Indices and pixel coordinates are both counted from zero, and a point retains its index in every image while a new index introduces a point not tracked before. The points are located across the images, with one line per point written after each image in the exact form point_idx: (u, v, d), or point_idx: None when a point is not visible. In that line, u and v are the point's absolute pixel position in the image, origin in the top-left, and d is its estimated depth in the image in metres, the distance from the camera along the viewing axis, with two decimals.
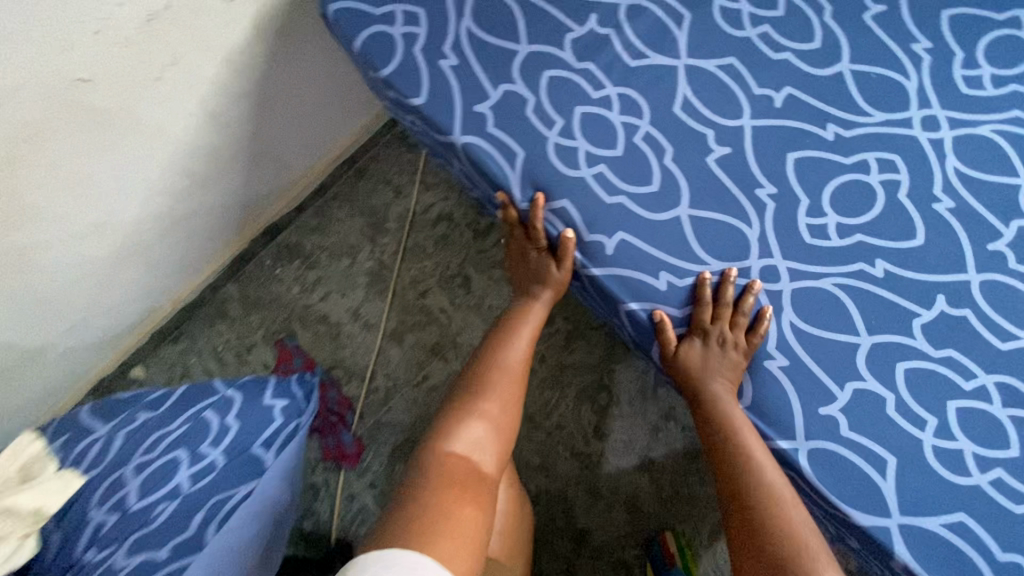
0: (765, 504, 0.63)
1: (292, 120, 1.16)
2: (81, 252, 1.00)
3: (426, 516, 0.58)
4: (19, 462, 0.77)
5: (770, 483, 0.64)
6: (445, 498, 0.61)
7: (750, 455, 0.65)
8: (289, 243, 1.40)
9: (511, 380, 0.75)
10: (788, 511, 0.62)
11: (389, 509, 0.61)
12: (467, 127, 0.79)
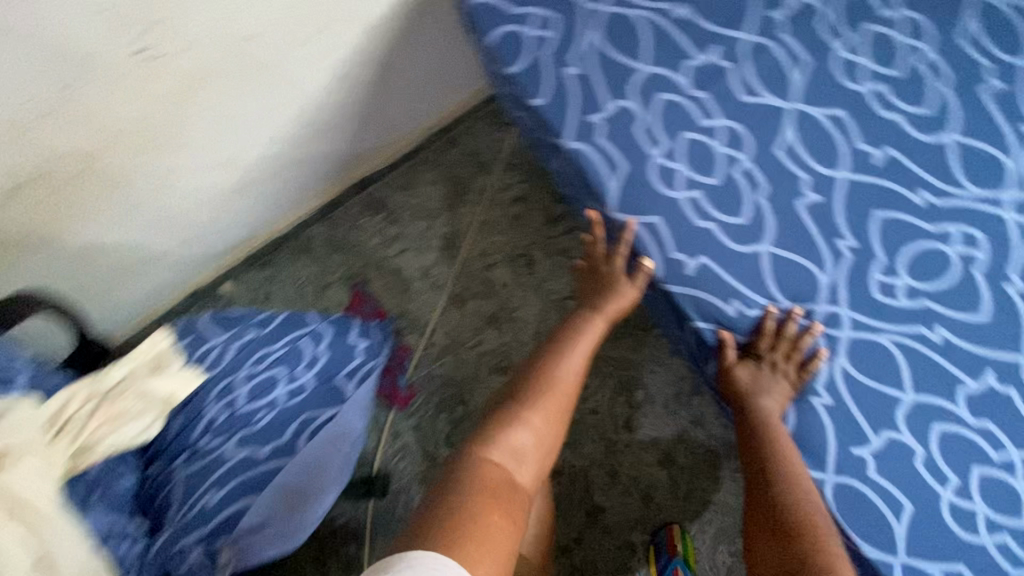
0: (800, 522, 0.68)
1: (410, 87, 1.25)
2: (208, 178, 1.10)
3: (457, 518, 0.59)
4: (152, 353, 0.90)
5: (806, 504, 0.69)
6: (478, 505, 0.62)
7: (790, 475, 0.71)
8: (376, 196, 1.51)
9: (559, 397, 0.76)
10: (821, 532, 0.67)
11: (424, 504, 0.63)
12: (579, 132, 0.86)
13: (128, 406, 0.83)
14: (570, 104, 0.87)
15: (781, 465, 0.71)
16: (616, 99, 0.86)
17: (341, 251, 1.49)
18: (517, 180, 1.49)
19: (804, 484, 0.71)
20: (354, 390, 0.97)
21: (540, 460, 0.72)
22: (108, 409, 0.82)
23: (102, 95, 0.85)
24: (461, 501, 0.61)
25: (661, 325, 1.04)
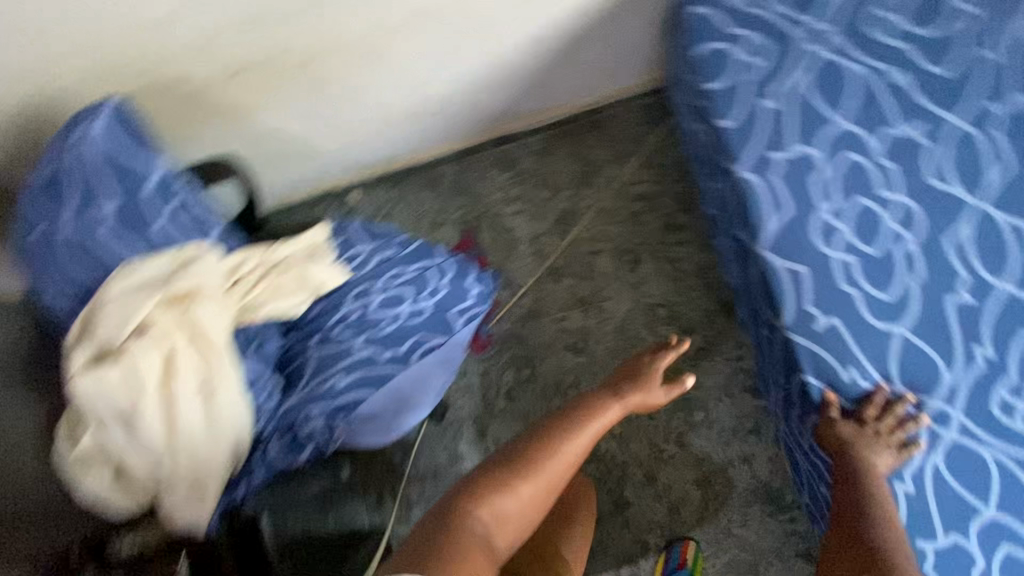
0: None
1: (587, 66, 1.28)
2: (384, 96, 1.18)
3: (438, 568, 0.83)
4: (309, 243, 1.01)
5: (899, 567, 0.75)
6: (458, 560, 0.85)
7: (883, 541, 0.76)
8: (510, 154, 1.56)
9: (549, 475, 0.97)
10: None
11: (420, 547, 0.86)
12: (757, 164, 0.88)
13: (287, 282, 0.95)
14: (755, 136, 0.89)
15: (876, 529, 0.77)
16: (802, 145, 0.87)
17: (464, 194, 1.57)
18: (648, 180, 1.51)
19: (895, 544, 0.76)
20: (462, 329, 1.09)
21: (516, 524, 0.93)
22: (271, 278, 0.94)
23: None
24: (446, 555, 0.84)
25: (762, 366, 1.07)
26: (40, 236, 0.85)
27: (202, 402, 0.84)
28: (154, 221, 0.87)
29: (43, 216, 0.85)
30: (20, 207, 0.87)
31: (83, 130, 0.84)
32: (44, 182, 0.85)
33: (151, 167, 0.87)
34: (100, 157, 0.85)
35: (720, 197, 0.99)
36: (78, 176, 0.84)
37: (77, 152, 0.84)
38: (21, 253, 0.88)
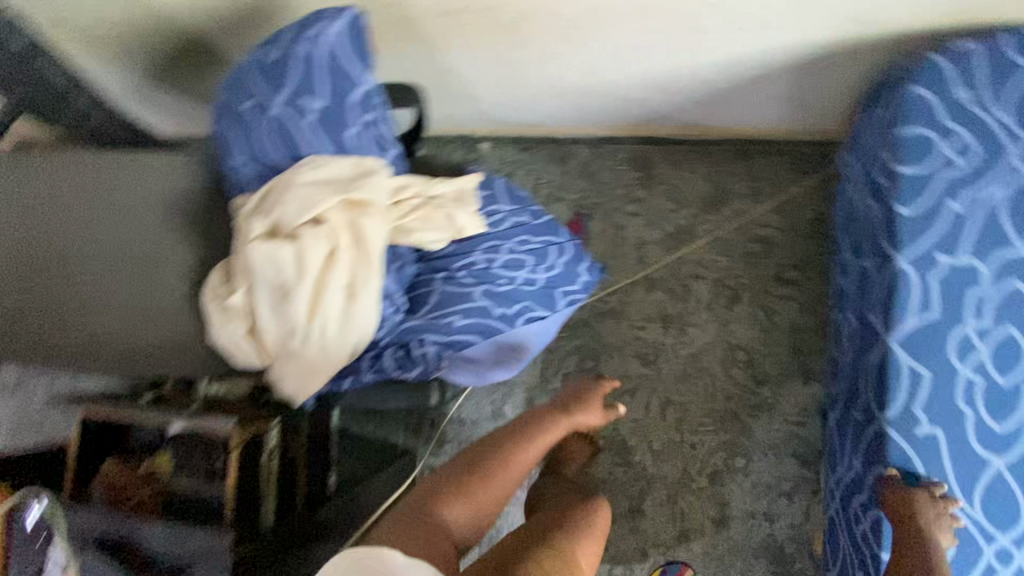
0: None
1: (764, 103, 1.28)
2: (568, 75, 1.22)
3: (410, 545, 0.88)
4: (462, 188, 1.09)
5: None
6: (425, 541, 0.90)
7: None
8: (648, 156, 1.57)
9: (500, 481, 1.04)
10: None
11: (384, 532, 0.90)
12: (918, 261, 0.91)
13: (438, 219, 1.03)
14: (928, 233, 0.91)
15: None
16: (970, 258, 0.90)
17: (589, 180, 1.60)
18: (774, 227, 1.50)
19: None
20: (561, 310, 1.17)
21: (469, 525, 0.99)
22: (426, 212, 1.02)
23: None
24: (414, 535, 0.90)
25: (834, 441, 1.14)
26: (249, 109, 0.93)
27: (346, 300, 0.92)
28: (350, 131, 0.94)
29: (256, 92, 0.92)
30: (237, 75, 0.94)
31: (319, 30, 0.89)
32: (265, 62, 0.91)
33: (363, 83, 0.92)
34: (324, 58, 0.90)
35: (865, 275, 1.00)
36: (300, 69, 0.90)
37: (306, 48, 0.89)
38: (224, 116, 0.95)
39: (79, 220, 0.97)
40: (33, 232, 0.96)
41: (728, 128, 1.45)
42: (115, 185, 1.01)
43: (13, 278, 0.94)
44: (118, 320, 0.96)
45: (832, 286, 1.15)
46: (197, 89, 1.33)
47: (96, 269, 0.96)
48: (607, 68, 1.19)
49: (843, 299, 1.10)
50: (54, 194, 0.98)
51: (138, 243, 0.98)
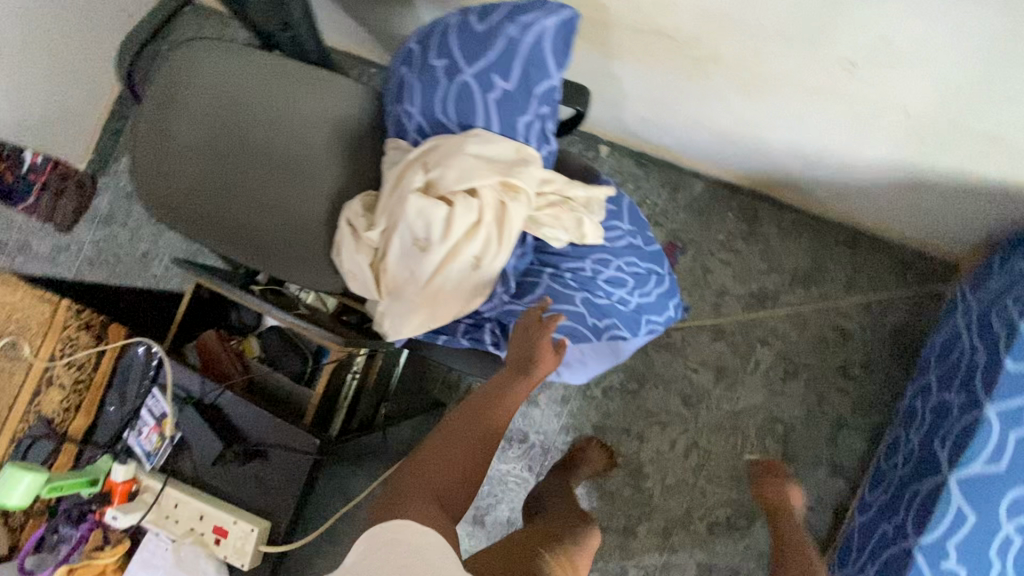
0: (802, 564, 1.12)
1: (898, 208, 1.28)
2: (723, 119, 1.23)
3: (399, 539, 0.72)
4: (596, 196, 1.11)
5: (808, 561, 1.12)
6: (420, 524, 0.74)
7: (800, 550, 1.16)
8: (758, 213, 1.58)
9: (478, 448, 0.86)
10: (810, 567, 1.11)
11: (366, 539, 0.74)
12: (1004, 418, 0.93)
13: (565, 221, 1.05)
14: None
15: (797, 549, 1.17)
16: None
17: (694, 216, 1.62)
18: (857, 322, 1.51)
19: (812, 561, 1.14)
20: (641, 336, 1.21)
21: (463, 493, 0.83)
22: (559, 211, 1.05)
23: (780, 65, 0.96)
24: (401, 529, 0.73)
25: (850, 542, 1.19)
26: (441, 70, 0.98)
27: (467, 269, 0.98)
28: (520, 120, 0.97)
29: (451, 56, 0.96)
30: (437, 32, 0.98)
31: (530, 18, 0.91)
32: (469, 31, 0.95)
33: (549, 80, 0.95)
34: (526, 48, 0.92)
35: (945, 409, 1.04)
36: (499, 49, 0.93)
37: (513, 31, 0.91)
38: (414, 67, 1.01)
39: (256, 122, 1.04)
40: (214, 119, 1.02)
41: (849, 213, 1.45)
42: (289, 95, 1.05)
43: (188, 157, 1.02)
44: (265, 226, 1.03)
45: (906, 404, 1.17)
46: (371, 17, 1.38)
47: (260, 174, 1.04)
48: (764, 127, 1.19)
49: (912, 420, 1.13)
50: (239, 88, 1.03)
51: (301, 162, 1.05)
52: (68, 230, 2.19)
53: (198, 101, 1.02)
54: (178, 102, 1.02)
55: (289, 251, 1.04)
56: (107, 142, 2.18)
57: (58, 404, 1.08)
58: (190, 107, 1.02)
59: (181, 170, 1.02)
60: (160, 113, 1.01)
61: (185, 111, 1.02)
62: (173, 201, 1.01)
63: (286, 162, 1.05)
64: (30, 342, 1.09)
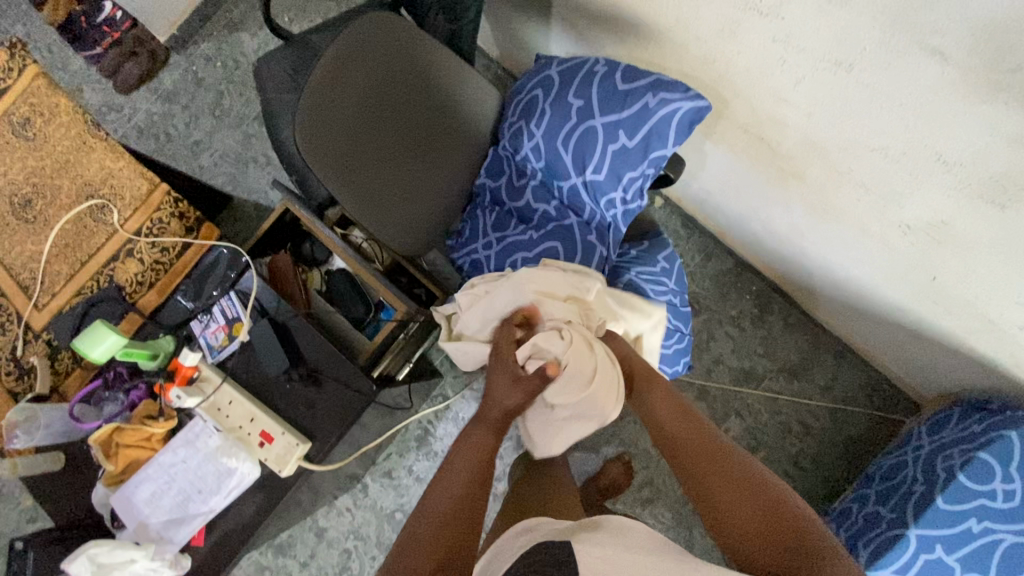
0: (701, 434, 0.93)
1: (889, 342, 1.48)
2: (776, 221, 1.41)
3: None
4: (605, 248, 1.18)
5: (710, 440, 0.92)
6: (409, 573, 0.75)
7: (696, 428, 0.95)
8: (771, 302, 1.77)
9: (448, 495, 0.87)
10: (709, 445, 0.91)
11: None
12: (919, 538, 1.14)
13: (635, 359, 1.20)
14: (942, 529, 1.14)
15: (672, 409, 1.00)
16: (956, 562, 1.13)
17: (716, 286, 1.79)
18: (821, 423, 1.70)
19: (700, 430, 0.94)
20: None
21: (452, 530, 0.81)
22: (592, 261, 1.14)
23: (845, 203, 1.13)
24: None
25: None
26: (576, 108, 1.14)
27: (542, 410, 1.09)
28: (625, 173, 1.13)
29: (589, 101, 1.12)
30: (584, 75, 1.14)
31: (671, 97, 1.05)
32: (612, 86, 1.11)
33: (664, 149, 1.09)
34: (657, 118, 1.07)
35: (876, 519, 1.24)
36: (634, 111, 1.08)
37: (651, 101, 1.07)
38: (552, 95, 1.16)
39: (419, 104, 1.13)
40: (386, 92, 1.08)
41: (842, 330, 1.65)
42: (456, 92, 1.19)
43: (352, 111, 1.04)
44: (401, 198, 1.15)
45: (840, 504, 1.38)
46: (517, 22, 1.54)
47: (407, 153, 1.13)
48: (810, 241, 1.37)
49: (845, 518, 1.33)
50: (414, 70, 1.11)
51: (438, 154, 1.19)
52: (126, 93, 2.19)
53: (376, 65, 1.06)
54: (357, 58, 1.04)
55: (400, 224, 1.15)
56: (194, 22, 2.19)
57: (134, 276, 1.15)
58: (373, 70, 1.06)
59: (343, 118, 1.03)
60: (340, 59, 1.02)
61: (360, 68, 1.04)
62: (335, 146, 1.03)
63: (431, 147, 1.18)
64: (120, 212, 1.18)
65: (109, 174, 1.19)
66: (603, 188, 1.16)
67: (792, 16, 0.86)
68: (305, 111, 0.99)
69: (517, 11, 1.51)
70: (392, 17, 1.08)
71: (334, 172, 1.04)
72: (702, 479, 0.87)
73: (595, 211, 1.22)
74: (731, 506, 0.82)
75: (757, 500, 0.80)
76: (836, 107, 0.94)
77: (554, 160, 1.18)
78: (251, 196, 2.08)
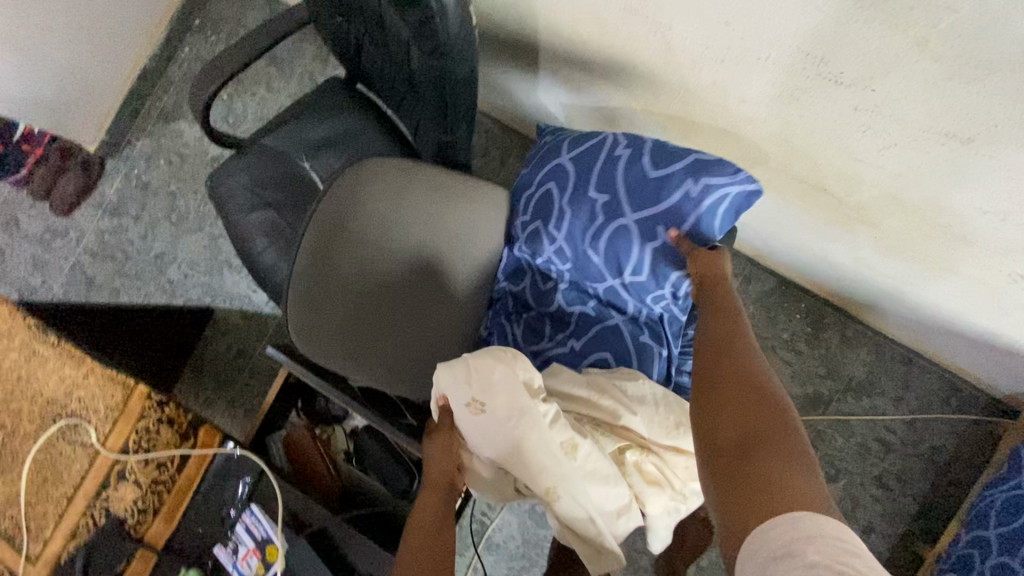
0: (742, 343, 0.80)
1: (977, 357, 1.32)
2: (836, 257, 1.23)
3: None
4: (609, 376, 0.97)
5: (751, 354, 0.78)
6: None
7: (743, 336, 0.81)
8: (824, 316, 1.61)
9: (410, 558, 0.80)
10: (747, 358, 0.77)
11: None
12: None
13: (662, 420, 0.92)
14: None
15: (727, 306, 0.85)
16: None
17: (763, 310, 1.63)
18: (900, 437, 1.56)
19: (743, 339, 0.80)
20: None
21: None
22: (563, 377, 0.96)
23: (939, 250, 0.96)
24: None
25: None
26: (602, 204, 0.95)
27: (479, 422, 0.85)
28: (671, 270, 0.93)
29: (616, 194, 0.94)
30: (604, 161, 0.96)
31: (717, 180, 0.88)
32: (641, 175, 0.93)
33: (716, 237, 0.91)
34: (704, 206, 0.89)
35: None
36: (673, 202, 0.90)
37: (693, 188, 0.89)
38: (569, 191, 0.97)
39: (421, 248, 0.95)
40: (384, 244, 0.92)
41: (908, 339, 1.51)
42: (468, 218, 1.00)
43: (347, 288, 0.90)
44: (415, 358, 0.97)
45: (959, 550, 1.25)
46: (498, 73, 1.32)
47: (415, 303, 0.96)
48: (879, 273, 1.19)
49: (967, 569, 1.21)
50: (401, 218, 0.94)
51: (454, 291, 1.00)
52: (68, 214, 1.94)
53: (362, 228, 0.92)
54: (342, 227, 0.90)
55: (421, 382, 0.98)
56: (124, 121, 1.94)
57: (133, 504, 1.00)
58: (367, 224, 0.92)
59: (341, 304, 0.91)
60: (327, 226, 0.90)
61: (350, 230, 0.90)
62: (330, 325, 0.90)
63: (444, 286, 0.99)
64: (97, 428, 1.00)
65: (73, 385, 1.01)
66: (647, 288, 0.96)
67: (890, 90, 0.67)
68: (298, 308, 0.90)
69: (495, 62, 1.28)
70: (355, 173, 0.92)
71: (332, 350, 0.92)
72: (720, 386, 0.75)
73: (640, 308, 1.01)
74: (734, 417, 0.71)
75: (765, 422, 0.69)
76: (936, 170, 0.76)
77: (582, 262, 0.99)
78: (232, 305, 1.85)
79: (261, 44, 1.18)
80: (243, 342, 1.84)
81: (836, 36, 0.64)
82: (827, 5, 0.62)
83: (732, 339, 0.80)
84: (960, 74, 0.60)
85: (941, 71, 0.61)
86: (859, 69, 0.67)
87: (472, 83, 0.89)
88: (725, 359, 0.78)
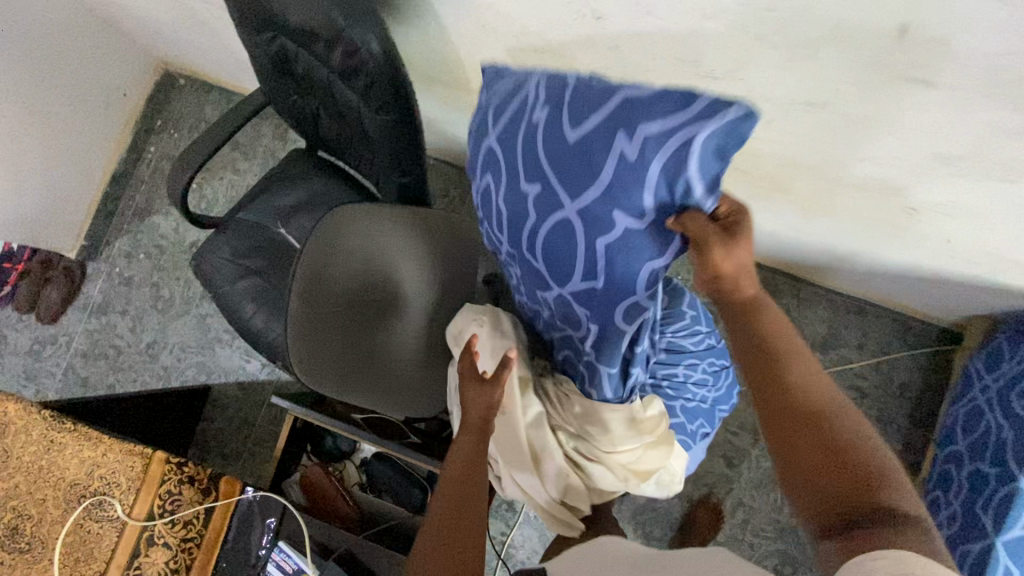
0: (800, 364, 0.67)
1: (913, 292, 1.46)
2: (766, 224, 1.38)
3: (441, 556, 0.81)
4: None
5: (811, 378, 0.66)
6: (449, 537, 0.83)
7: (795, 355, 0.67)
8: (777, 285, 1.75)
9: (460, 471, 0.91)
10: (808, 384, 0.66)
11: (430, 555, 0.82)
12: None
13: None
14: None
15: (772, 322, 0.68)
16: None
17: None
18: (869, 381, 1.69)
19: (798, 358, 0.67)
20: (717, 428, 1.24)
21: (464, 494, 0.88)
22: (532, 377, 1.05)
23: (839, 201, 1.11)
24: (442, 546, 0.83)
25: None
26: (533, 198, 0.67)
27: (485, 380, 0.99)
28: (641, 264, 0.63)
29: (544, 179, 0.64)
30: (522, 130, 0.66)
31: (658, 127, 0.53)
32: (561, 139, 0.61)
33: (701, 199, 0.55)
34: (658, 173, 0.54)
35: (981, 477, 1.23)
36: (608, 174, 0.58)
37: (630, 147, 0.55)
38: (504, 178, 0.72)
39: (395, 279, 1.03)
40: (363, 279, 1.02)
41: (854, 289, 1.65)
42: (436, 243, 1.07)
43: (336, 324, 1.00)
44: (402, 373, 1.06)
45: (941, 468, 1.36)
46: (441, 119, 1.46)
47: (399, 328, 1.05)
48: (808, 233, 1.34)
49: (948, 485, 1.32)
50: (374, 266, 1.02)
51: (433, 311, 1.08)
52: (55, 321, 2.00)
53: (341, 268, 1.00)
54: (324, 270, 0.99)
55: (411, 391, 1.09)
56: (99, 224, 2.04)
57: (165, 565, 1.05)
58: (345, 264, 1.01)
59: (332, 338, 1.00)
60: (311, 270, 0.99)
61: (332, 273, 1.00)
62: (326, 358, 1.00)
63: (425, 307, 1.07)
64: (122, 501, 1.05)
65: (94, 464, 1.06)
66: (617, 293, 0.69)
67: (752, 76, 0.83)
68: (295, 346, 1.00)
69: (437, 110, 1.43)
70: (329, 220, 1.02)
71: (333, 378, 1.02)
72: (793, 438, 0.65)
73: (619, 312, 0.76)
74: (821, 474, 0.63)
75: (854, 471, 0.62)
76: (811, 132, 0.92)
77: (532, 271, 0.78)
78: (228, 378, 1.91)
79: (227, 130, 1.31)
80: (244, 414, 1.89)
81: (700, 42, 0.80)
82: (684, 21, 0.77)
83: (792, 366, 0.67)
84: (796, 55, 0.76)
85: (782, 55, 0.76)
86: (725, 65, 0.82)
87: (417, 127, 1.04)
88: (792, 401, 0.66)
